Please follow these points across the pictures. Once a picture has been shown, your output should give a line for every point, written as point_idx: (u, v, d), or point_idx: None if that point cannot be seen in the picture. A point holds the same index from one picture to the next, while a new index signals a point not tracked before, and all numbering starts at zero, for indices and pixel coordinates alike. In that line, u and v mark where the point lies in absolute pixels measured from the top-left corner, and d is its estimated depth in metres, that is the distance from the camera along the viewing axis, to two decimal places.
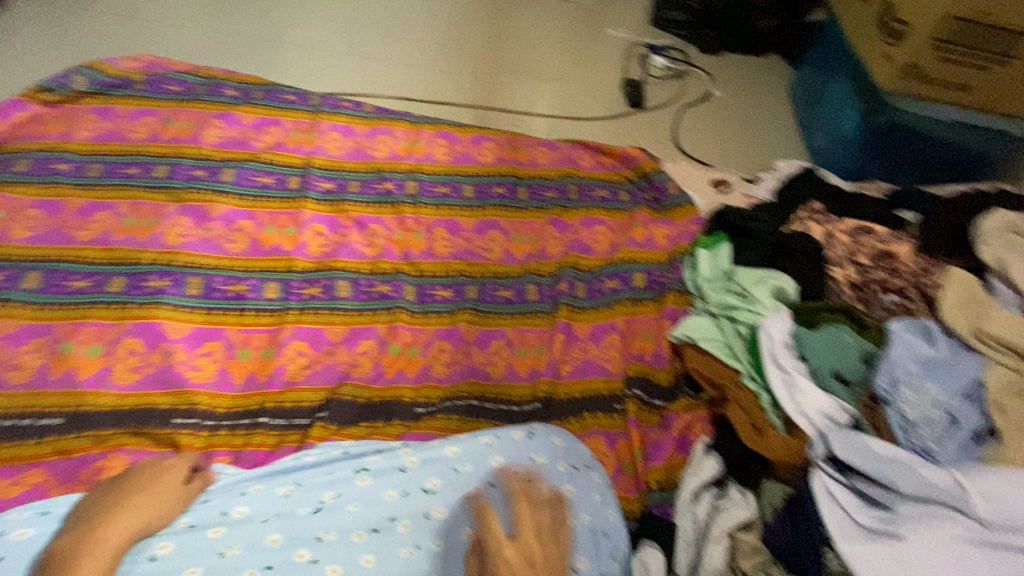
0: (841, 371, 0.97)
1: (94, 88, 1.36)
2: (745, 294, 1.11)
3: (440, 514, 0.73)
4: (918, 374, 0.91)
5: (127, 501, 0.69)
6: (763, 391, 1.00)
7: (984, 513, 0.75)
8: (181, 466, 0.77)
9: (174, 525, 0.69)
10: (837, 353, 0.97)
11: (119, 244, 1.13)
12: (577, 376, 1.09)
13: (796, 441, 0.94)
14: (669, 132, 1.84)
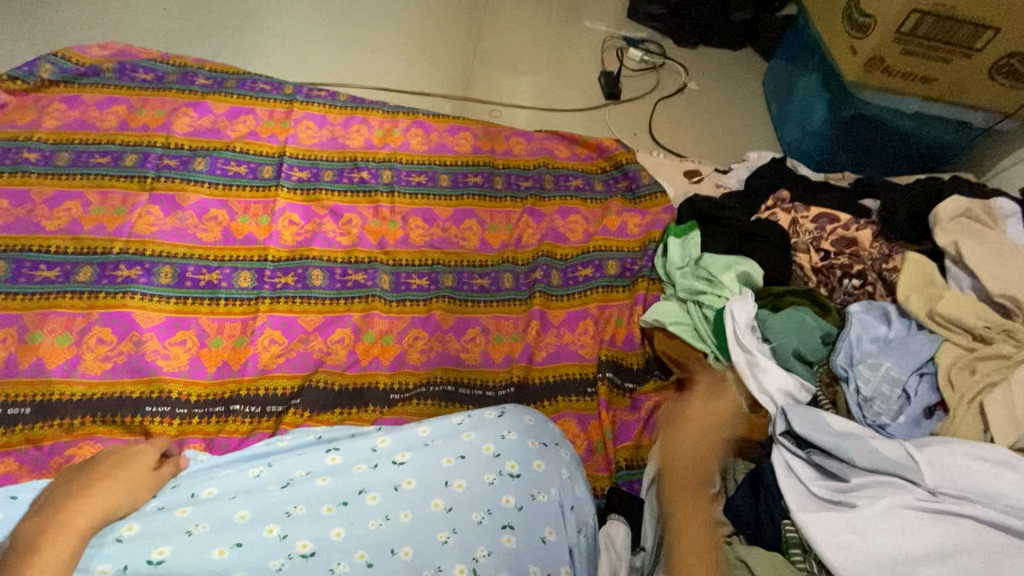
0: (802, 351, 1.03)
1: (62, 76, 1.34)
2: (712, 279, 1.15)
3: (409, 485, 0.74)
4: (873, 353, 0.99)
5: (95, 484, 0.70)
6: (729, 371, 1.05)
7: (932, 482, 0.81)
8: (150, 453, 0.78)
9: (142, 507, 0.70)
10: (797, 333, 1.03)
11: (89, 233, 1.12)
12: (551, 361, 1.11)
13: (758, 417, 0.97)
14: (644, 124, 1.86)
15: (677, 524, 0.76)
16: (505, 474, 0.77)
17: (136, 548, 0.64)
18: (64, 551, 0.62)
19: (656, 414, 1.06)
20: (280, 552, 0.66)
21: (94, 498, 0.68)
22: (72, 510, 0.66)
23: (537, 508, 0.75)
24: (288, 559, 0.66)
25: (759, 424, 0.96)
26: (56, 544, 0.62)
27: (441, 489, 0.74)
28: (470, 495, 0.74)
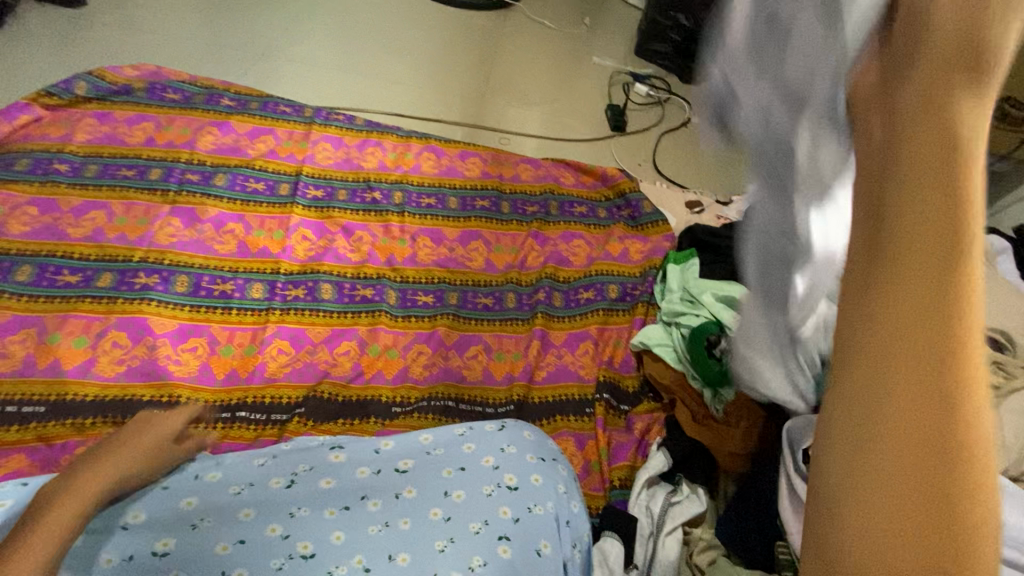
0: None
1: (95, 94, 1.41)
2: (694, 300, 1.15)
3: (409, 493, 0.76)
4: None
5: (109, 448, 0.74)
6: (705, 388, 1.04)
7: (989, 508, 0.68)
8: (178, 419, 0.81)
9: (149, 491, 0.74)
10: None
11: (111, 242, 1.16)
12: (550, 381, 1.13)
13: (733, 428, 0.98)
14: (648, 155, 1.92)
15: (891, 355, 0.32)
16: (503, 486, 0.79)
17: (142, 540, 0.68)
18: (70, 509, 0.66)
19: (647, 436, 1.08)
20: (281, 552, 0.68)
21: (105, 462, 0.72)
22: (87, 473, 0.70)
23: (533, 521, 0.77)
24: (288, 560, 0.68)
25: (755, 448, 0.96)
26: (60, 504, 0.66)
27: (440, 498, 0.76)
28: (470, 505, 0.76)
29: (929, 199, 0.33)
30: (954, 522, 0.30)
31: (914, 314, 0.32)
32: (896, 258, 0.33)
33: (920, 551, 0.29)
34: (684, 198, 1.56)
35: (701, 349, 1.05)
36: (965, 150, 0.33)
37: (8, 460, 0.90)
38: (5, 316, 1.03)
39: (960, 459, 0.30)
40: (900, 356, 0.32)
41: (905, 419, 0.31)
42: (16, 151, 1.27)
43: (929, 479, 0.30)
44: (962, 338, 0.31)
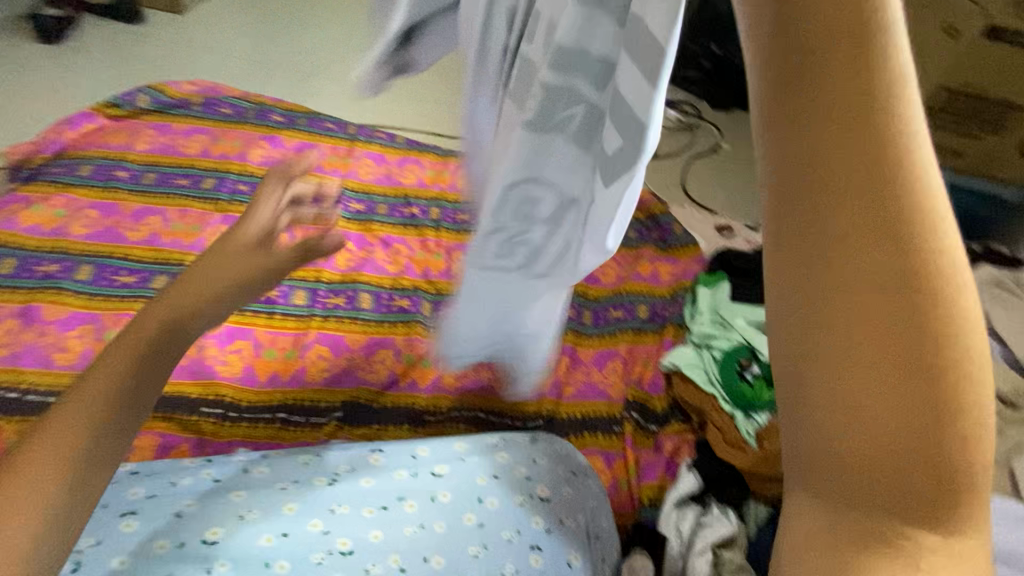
0: None
1: (155, 107, 1.50)
2: (725, 325, 1.18)
3: (445, 497, 0.79)
4: None
5: (150, 309, 0.66)
6: (738, 411, 1.06)
7: None
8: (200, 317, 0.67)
9: (202, 478, 0.79)
10: None
11: (165, 246, 1.23)
12: (579, 397, 1.15)
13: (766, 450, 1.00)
14: (678, 179, 1.95)
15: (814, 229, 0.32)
16: (535, 497, 0.81)
17: (193, 529, 0.71)
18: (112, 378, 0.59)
19: (675, 456, 1.08)
20: (322, 547, 0.71)
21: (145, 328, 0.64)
22: (128, 337, 0.63)
23: (564, 532, 0.78)
24: (329, 555, 0.71)
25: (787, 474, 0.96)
26: (99, 375, 0.59)
27: (474, 504, 0.78)
28: (503, 513, 0.78)
29: (820, 120, 0.31)
30: (933, 383, 0.30)
31: (860, 212, 0.30)
32: (837, 151, 0.30)
33: (893, 422, 0.31)
34: (713, 222, 1.58)
35: (733, 371, 1.09)
36: (874, 23, 0.29)
37: None
38: (66, 312, 1.09)
39: (934, 329, 0.30)
40: (846, 241, 0.31)
41: (859, 318, 0.31)
42: (81, 158, 1.35)
43: (896, 350, 0.30)
44: (909, 193, 0.30)
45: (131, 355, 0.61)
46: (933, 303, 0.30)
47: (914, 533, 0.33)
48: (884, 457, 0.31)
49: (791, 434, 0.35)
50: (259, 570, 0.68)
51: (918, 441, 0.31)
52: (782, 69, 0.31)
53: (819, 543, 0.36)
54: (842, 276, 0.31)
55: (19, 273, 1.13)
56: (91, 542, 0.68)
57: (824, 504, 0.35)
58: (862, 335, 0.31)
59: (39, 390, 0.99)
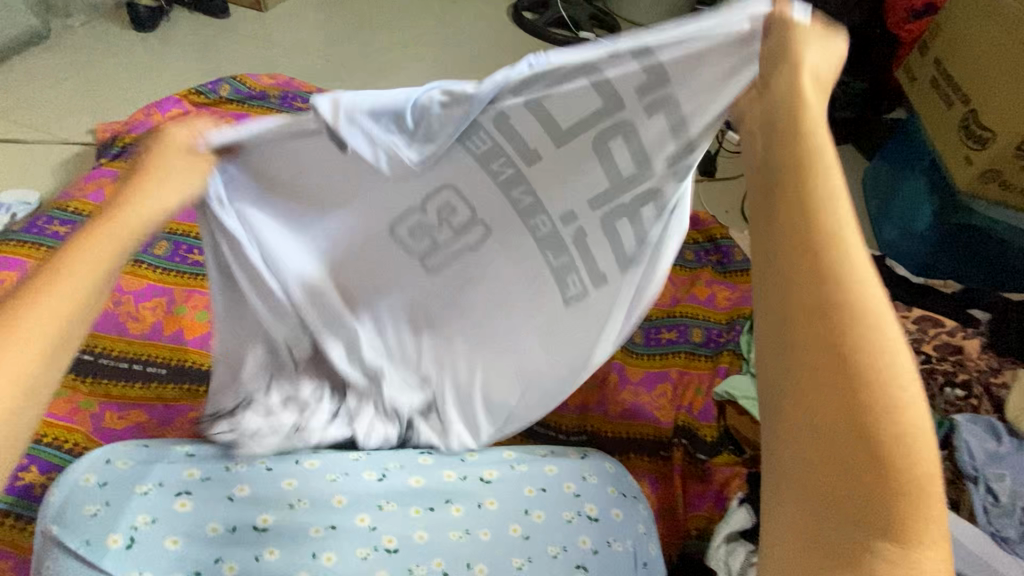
0: None
1: (236, 97, 1.57)
2: None
3: (491, 504, 0.79)
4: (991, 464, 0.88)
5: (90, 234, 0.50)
6: None
7: None
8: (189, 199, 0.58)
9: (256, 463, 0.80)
10: None
11: None
12: (626, 417, 1.12)
13: None
14: (737, 203, 1.91)
15: (781, 285, 0.44)
16: (582, 515, 0.80)
17: (245, 514, 0.76)
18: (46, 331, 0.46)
19: (726, 489, 1.03)
20: (368, 542, 0.74)
21: (77, 263, 0.49)
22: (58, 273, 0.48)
23: (610, 556, 0.77)
24: (374, 551, 0.74)
25: None
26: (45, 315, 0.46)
27: (520, 515, 0.78)
28: (548, 528, 0.77)
29: (782, 213, 0.45)
30: (859, 407, 0.40)
31: (808, 291, 0.42)
32: (792, 251, 0.44)
33: (832, 435, 0.40)
34: None
35: None
36: (813, 158, 0.45)
37: (129, 413, 0.98)
38: (142, 283, 1.14)
39: (858, 365, 0.40)
40: (799, 299, 0.43)
41: (805, 353, 0.42)
42: None
43: (829, 379, 0.41)
44: (840, 268, 0.42)
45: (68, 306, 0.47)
46: (873, 359, 0.41)
47: (881, 543, 0.39)
48: (833, 469, 0.41)
49: (776, 457, 0.44)
50: (305, 561, 0.72)
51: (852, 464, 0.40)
52: (766, 187, 0.47)
53: (801, 554, 0.42)
54: (795, 325, 0.43)
55: None
56: (146, 519, 0.74)
57: (804, 514, 0.42)
58: (808, 366, 0.42)
59: (113, 355, 1.04)
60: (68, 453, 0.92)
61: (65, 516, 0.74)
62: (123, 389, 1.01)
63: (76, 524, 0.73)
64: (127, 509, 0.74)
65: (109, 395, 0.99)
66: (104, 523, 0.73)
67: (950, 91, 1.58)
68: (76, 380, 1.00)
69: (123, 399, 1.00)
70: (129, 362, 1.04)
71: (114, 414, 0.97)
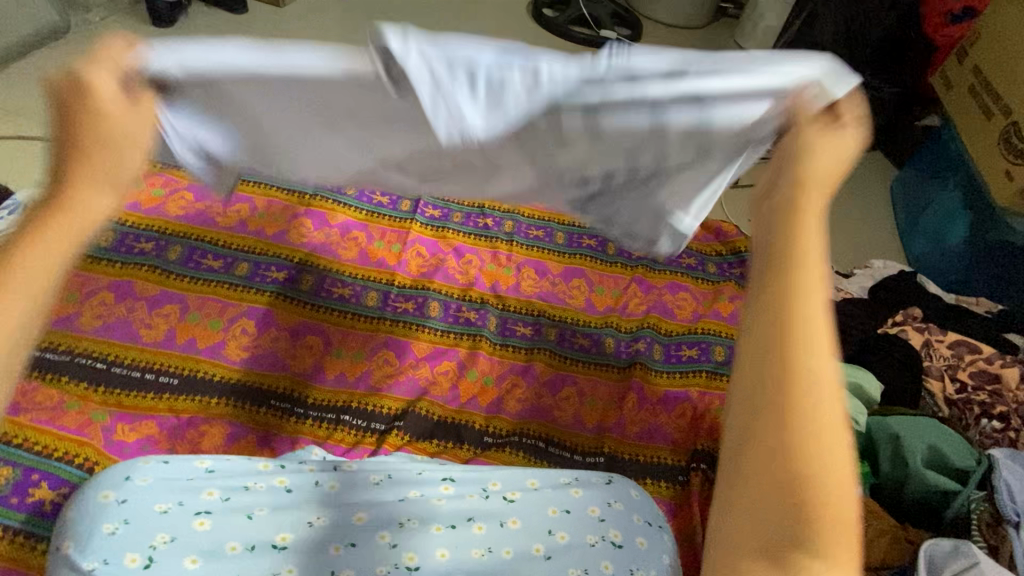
0: (947, 454, 0.91)
1: None
2: None
3: (514, 523, 0.76)
4: None
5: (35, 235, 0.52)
6: None
7: None
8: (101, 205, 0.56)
9: (275, 486, 0.77)
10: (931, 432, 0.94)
11: (251, 234, 1.25)
12: (643, 439, 1.09)
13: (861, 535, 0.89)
14: None
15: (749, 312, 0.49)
16: (607, 541, 0.76)
17: (266, 531, 0.71)
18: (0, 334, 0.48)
19: None
20: (388, 560, 0.71)
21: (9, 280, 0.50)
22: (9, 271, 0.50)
23: None
24: (395, 568, 0.70)
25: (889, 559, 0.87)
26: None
27: (544, 534, 0.76)
28: (574, 552, 0.74)
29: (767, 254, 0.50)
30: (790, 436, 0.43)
31: (785, 349, 0.45)
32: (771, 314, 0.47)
33: (763, 456, 0.44)
34: None
35: None
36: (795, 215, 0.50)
37: (141, 425, 0.98)
38: (156, 290, 1.13)
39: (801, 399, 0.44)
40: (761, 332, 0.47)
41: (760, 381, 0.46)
42: None
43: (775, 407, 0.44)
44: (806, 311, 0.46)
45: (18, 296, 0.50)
46: (814, 414, 0.44)
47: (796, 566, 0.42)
48: (756, 491, 0.44)
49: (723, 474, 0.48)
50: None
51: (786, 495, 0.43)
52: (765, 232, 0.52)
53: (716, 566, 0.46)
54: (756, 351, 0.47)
55: (117, 248, 1.17)
56: (165, 538, 0.69)
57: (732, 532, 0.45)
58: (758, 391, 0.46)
59: (126, 364, 1.03)
60: (78, 468, 0.91)
61: (79, 534, 0.69)
62: (136, 400, 1.00)
63: (90, 541, 0.68)
64: (147, 527, 0.70)
65: (120, 406, 0.99)
66: (122, 542, 0.68)
67: (989, 101, 1.51)
68: (89, 389, 0.99)
69: (135, 410, 0.99)
70: (141, 371, 1.02)
71: (126, 426, 0.96)
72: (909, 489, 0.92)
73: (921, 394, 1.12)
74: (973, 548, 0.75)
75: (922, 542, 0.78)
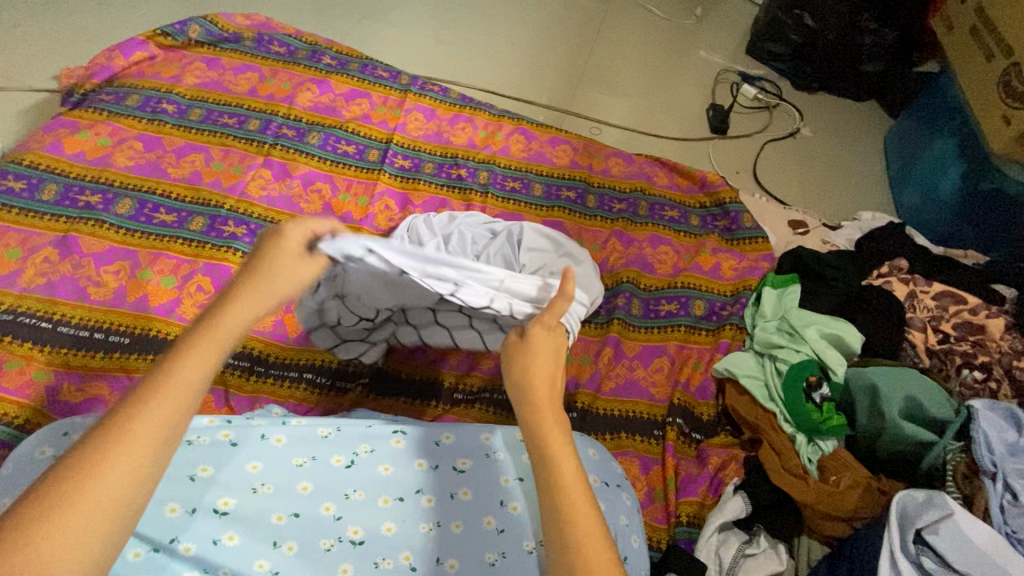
0: (925, 402, 0.89)
1: (207, 39, 1.44)
2: (794, 334, 1.07)
3: (465, 495, 0.72)
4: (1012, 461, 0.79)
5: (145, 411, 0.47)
6: (799, 433, 0.96)
7: None
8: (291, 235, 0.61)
9: (217, 438, 0.70)
10: (903, 382, 0.92)
11: (206, 186, 1.18)
12: (619, 394, 1.06)
13: (829, 487, 0.89)
14: (749, 163, 1.80)
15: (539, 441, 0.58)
16: None
17: (205, 493, 0.66)
18: (97, 518, 0.43)
19: (721, 473, 0.98)
20: (331, 533, 0.66)
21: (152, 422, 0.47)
22: (109, 461, 0.45)
23: None
24: (338, 542, 0.66)
25: (858, 512, 0.87)
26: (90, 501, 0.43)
27: (495, 507, 0.72)
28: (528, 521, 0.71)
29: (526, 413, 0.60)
30: None
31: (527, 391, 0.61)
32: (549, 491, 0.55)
33: None
34: (787, 215, 1.44)
35: (800, 391, 0.99)
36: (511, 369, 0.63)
37: (91, 385, 0.93)
38: (103, 245, 1.06)
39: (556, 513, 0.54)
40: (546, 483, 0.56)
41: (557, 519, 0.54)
42: (129, 87, 1.31)
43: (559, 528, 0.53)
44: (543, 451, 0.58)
45: (131, 474, 0.45)
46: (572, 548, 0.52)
47: None
48: None
49: None
50: (265, 549, 0.64)
51: (565, 558, 0.52)
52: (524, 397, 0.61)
53: None
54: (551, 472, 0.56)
55: (60, 201, 1.10)
56: None
57: None
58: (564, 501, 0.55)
59: (73, 323, 0.98)
60: (18, 430, 0.87)
61: (14, 488, 0.67)
62: (84, 359, 0.95)
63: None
64: None
65: (68, 365, 0.94)
66: None
67: (991, 42, 1.43)
68: (32, 349, 0.94)
69: (83, 370, 0.94)
70: (88, 331, 0.97)
71: (74, 387, 0.92)
72: (883, 441, 0.91)
73: (902, 346, 1.09)
74: (947, 501, 0.73)
75: (895, 495, 0.77)
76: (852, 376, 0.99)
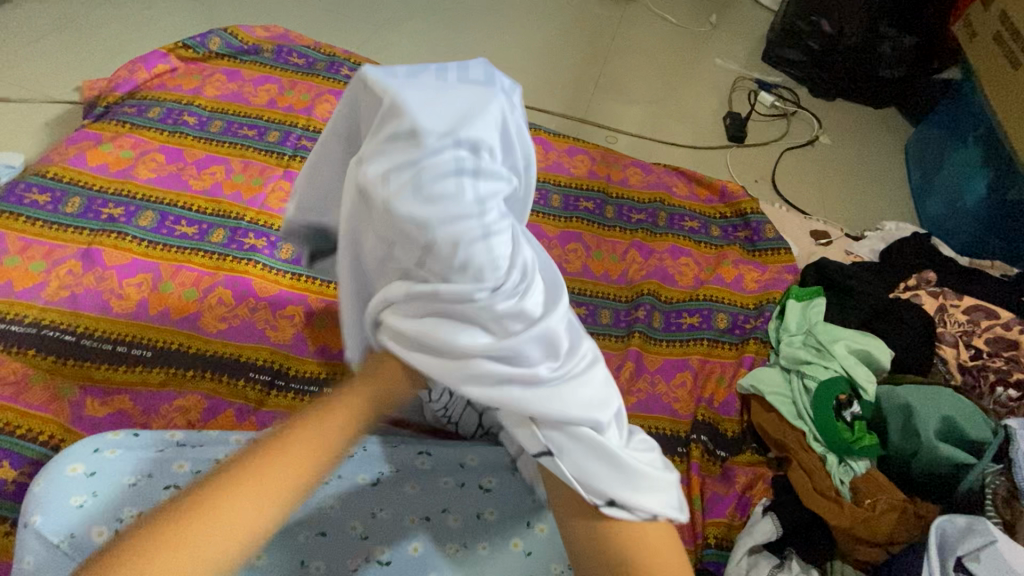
0: (959, 421, 0.88)
1: (226, 51, 1.45)
2: (821, 350, 1.05)
3: (490, 516, 0.74)
4: None
5: None
6: (831, 453, 0.95)
7: None
8: None
9: None
10: (935, 400, 0.91)
11: (226, 198, 1.18)
12: (642, 410, 1.04)
13: (863, 510, 0.86)
14: (767, 172, 1.77)
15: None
16: None
17: None
18: None
19: (749, 493, 0.97)
20: (358, 553, 0.69)
21: None
22: None
23: None
24: (365, 563, 0.69)
25: (892, 532, 0.85)
26: None
27: (522, 529, 0.73)
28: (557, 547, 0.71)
29: None
30: None
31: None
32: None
33: None
34: (809, 226, 1.42)
35: (830, 409, 0.96)
36: None
37: (113, 399, 0.93)
38: (126, 258, 1.07)
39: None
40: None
41: None
42: (151, 99, 1.32)
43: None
44: None
45: None
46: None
47: None
48: None
49: None
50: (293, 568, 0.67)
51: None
52: None
53: None
54: None
55: (83, 214, 1.11)
56: (133, 512, 0.68)
57: None
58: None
59: (95, 336, 0.98)
60: (43, 446, 0.87)
61: (46, 505, 0.67)
62: (107, 373, 0.95)
63: (56, 515, 0.66)
64: (113, 502, 0.69)
65: (92, 380, 0.94)
66: (88, 515, 0.67)
67: (1016, 49, 1.41)
68: (56, 362, 0.95)
69: (106, 384, 0.95)
70: (112, 344, 0.98)
71: (96, 401, 0.92)
72: (918, 463, 0.89)
73: (933, 362, 1.06)
74: (989, 527, 0.71)
75: (934, 519, 0.74)
76: (884, 394, 0.97)
